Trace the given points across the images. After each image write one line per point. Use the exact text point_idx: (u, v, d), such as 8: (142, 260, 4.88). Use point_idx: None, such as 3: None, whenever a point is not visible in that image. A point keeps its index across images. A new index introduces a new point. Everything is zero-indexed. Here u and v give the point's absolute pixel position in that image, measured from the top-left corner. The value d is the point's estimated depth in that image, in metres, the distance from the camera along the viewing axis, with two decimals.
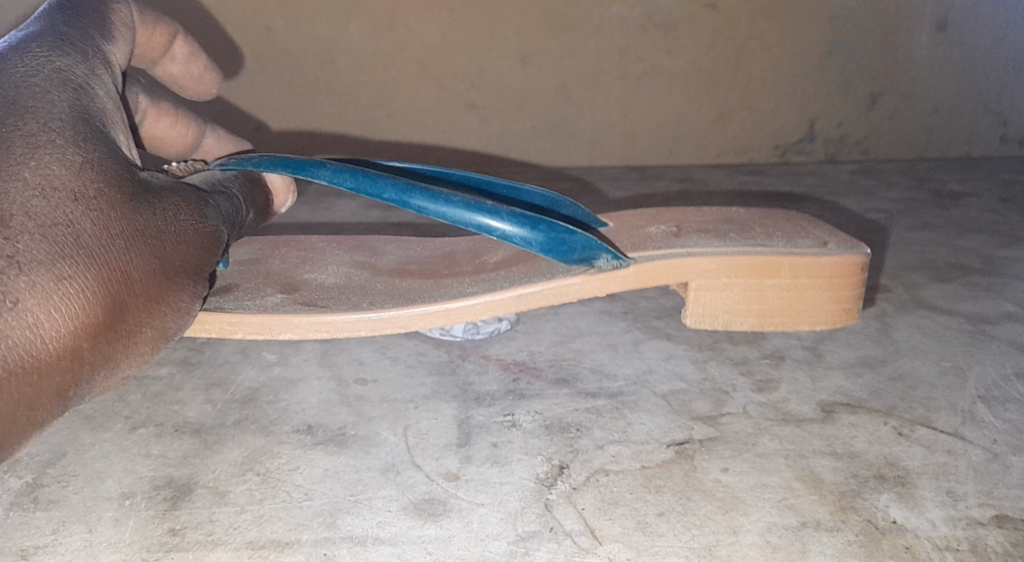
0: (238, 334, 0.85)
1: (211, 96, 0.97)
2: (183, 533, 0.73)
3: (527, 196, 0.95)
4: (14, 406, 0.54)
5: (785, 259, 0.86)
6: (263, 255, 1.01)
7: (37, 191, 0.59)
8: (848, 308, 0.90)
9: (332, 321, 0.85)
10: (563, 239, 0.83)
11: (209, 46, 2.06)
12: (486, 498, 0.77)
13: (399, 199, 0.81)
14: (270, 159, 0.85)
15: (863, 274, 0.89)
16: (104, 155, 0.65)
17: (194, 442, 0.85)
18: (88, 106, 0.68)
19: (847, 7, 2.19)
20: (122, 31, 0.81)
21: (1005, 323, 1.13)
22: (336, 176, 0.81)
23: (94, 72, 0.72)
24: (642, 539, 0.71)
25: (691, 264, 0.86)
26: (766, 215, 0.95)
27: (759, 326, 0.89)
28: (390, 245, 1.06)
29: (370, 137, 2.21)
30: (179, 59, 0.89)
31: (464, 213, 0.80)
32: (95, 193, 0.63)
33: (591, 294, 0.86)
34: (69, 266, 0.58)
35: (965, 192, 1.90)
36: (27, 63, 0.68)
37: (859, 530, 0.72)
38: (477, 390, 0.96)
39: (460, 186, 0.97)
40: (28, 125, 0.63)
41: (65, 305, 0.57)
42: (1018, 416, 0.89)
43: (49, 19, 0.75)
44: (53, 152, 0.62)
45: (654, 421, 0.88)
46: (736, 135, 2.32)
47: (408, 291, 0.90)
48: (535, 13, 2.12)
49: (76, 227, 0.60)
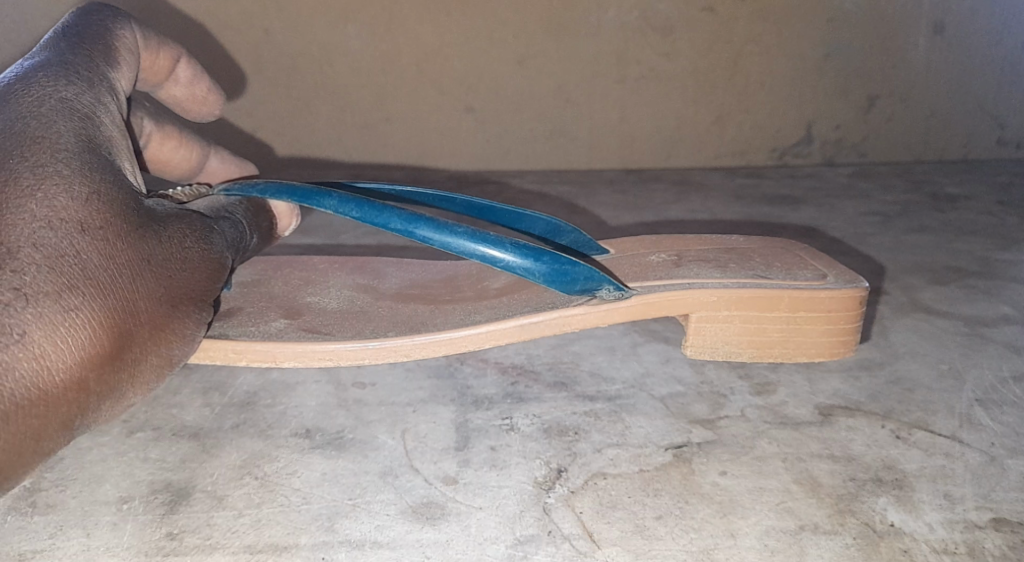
0: (242, 361, 0.84)
1: (213, 117, 0.97)
2: (181, 537, 0.73)
3: (530, 222, 1.00)
4: (22, 436, 0.58)
5: (785, 293, 0.89)
6: (266, 276, 1.02)
7: (45, 224, 0.63)
8: (846, 340, 0.93)
9: (335, 349, 0.85)
10: (565, 270, 0.85)
11: (206, 49, 2.07)
12: (483, 502, 0.77)
13: (405, 229, 0.82)
14: (276, 186, 0.87)
15: (862, 307, 0.92)
16: (110, 185, 0.69)
17: (192, 446, 0.85)
18: (94, 136, 0.72)
19: (845, 9, 2.20)
20: (127, 58, 0.82)
21: (1002, 325, 1.13)
22: (342, 206, 0.84)
23: (99, 100, 0.75)
24: (640, 543, 0.71)
25: (692, 296, 0.90)
26: (763, 247, 1.02)
27: (758, 356, 0.93)
28: (392, 266, 1.07)
29: (369, 142, 2.22)
30: (182, 81, 0.90)
31: (468, 244, 0.83)
32: (102, 223, 0.67)
33: (593, 325, 0.89)
34: (76, 299, 0.62)
35: (963, 195, 1.91)
36: (34, 95, 0.71)
37: (857, 533, 0.72)
38: (476, 393, 0.96)
39: (462, 211, 1.00)
40: (36, 156, 0.66)
41: (72, 336, 0.61)
42: (1016, 419, 0.90)
43: (54, 47, 0.77)
44: (61, 184, 0.65)
45: (652, 425, 0.88)
46: (733, 139, 2.33)
47: (411, 317, 0.91)
48: (533, 16, 2.12)
49: (83, 259, 0.64)
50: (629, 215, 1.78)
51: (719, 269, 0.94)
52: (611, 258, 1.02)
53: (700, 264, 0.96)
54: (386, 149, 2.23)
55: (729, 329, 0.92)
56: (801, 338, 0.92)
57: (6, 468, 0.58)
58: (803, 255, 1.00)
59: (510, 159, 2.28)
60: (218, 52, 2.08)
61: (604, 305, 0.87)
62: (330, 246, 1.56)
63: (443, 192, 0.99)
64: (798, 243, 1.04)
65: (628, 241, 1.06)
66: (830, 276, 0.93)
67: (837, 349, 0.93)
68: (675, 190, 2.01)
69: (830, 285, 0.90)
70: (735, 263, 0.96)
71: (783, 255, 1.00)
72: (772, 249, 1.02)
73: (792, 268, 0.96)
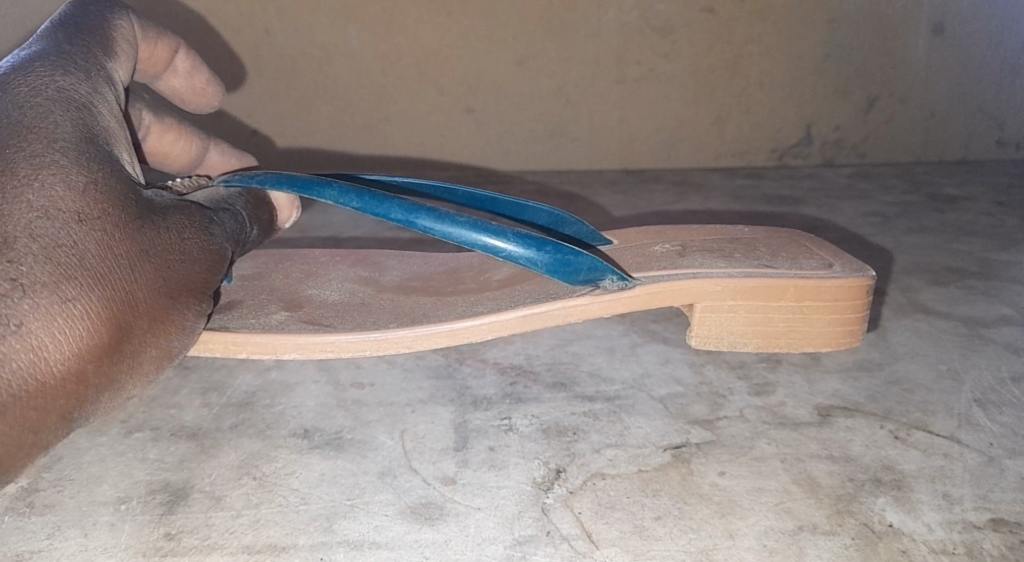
0: (243, 354, 0.84)
1: (213, 110, 0.97)
2: (179, 537, 0.73)
3: (532, 213, 1.00)
4: (20, 428, 0.58)
5: (791, 283, 0.89)
6: (267, 269, 1.02)
7: (42, 214, 0.63)
8: (852, 329, 0.93)
9: (336, 341, 0.85)
10: (568, 260, 0.86)
11: (206, 49, 2.07)
12: (482, 503, 0.77)
13: (405, 219, 0.82)
14: (275, 177, 0.87)
15: (867, 297, 0.92)
16: (108, 176, 0.69)
17: (191, 446, 0.85)
18: (92, 126, 0.72)
19: (845, 10, 2.20)
20: (125, 49, 0.82)
21: (1001, 326, 1.13)
22: (343, 196, 0.84)
23: (97, 90, 0.75)
24: (639, 543, 0.71)
25: (698, 286, 0.89)
26: (770, 237, 1.02)
27: (764, 347, 0.92)
28: (393, 261, 1.07)
29: (369, 141, 2.22)
30: (181, 72, 0.90)
31: (470, 234, 0.82)
32: (99, 213, 0.67)
33: (595, 315, 0.88)
34: (73, 289, 0.62)
35: (962, 196, 1.91)
36: (31, 85, 0.71)
37: (856, 533, 0.72)
38: (475, 393, 0.96)
39: (464, 204, 1.00)
40: (33, 146, 0.66)
41: (69, 327, 0.61)
42: (1014, 419, 0.89)
43: (52, 38, 0.77)
44: (57, 173, 0.65)
45: (651, 425, 0.88)
46: (733, 139, 2.33)
47: (413, 309, 0.91)
48: (533, 16, 2.12)
49: (81, 249, 0.64)
50: (629, 214, 1.78)
51: (724, 259, 0.94)
52: (615, 248, 1.02)
53: (705, 254, 0.96)
54: (385, 149, 2.23)
55: (735, 320, 0.91)
56: (807, 328, 0.92)
57: (5, 461, 0.58)
58: (809, 245, 1.00)
59: (510, 158, 2.28)
60: (219, 50, 2.08)
61: (607, 295, 0.87)
62: (331, 243, 1.56)
63: (445, 184, 0.99)
64: (805, 234, 1.03)
65: (632, 232, 1.06)
66: (836, 266, 0.93)
67: (843, 339, 0.93)
68: (675, 191, 2.01)
69: (835, 274, 0.90)
70: (740, 253, 0.96)
71: (789, 244, 1.00)
72: (778, 239, 1.02)
73: (798, 257, 0.96)
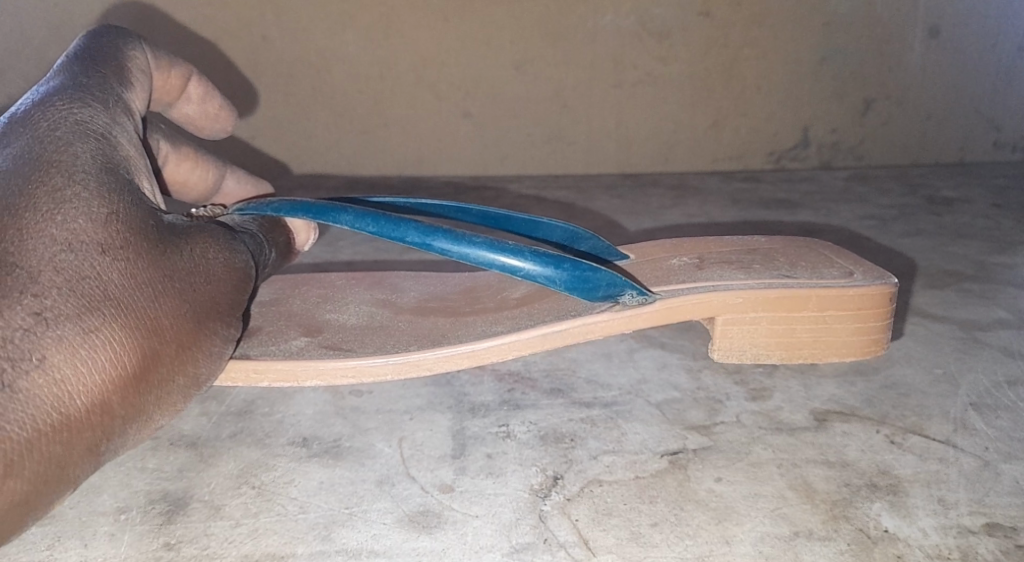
0: (264, 381, 0.85)
1: (227, 134, 0.97)
2: (178, 547, 0.73)
3: (547, 229, 1.00)
4: (46, 464, 0.59)
5: (813, 293, 0.90)
6: (283, 294, 1.03)
7: (65, 246, 0.64)
8: (876, 338, 0.93)
9: (357, 366, 0.85)
10: (586, 276, 0.86)
11: (204, 57, 2.07)
12: (479, 510, 0.77)
13: (422, 242, 0.83)
14: (290, 204, 0.88)
15: (889, 305, 0.92)
16: (128, 205, 0.70)
17: (189, 454, 0.86)
18: (111, 156, 0.72)
19: (840, 14, 2.20)
20: (140, 77, 0.83)
21: (996, 329, 1.14)
22: (359, 221, 0.84)
23: (116, 120, 0.76)
24: (635, 550, 0.72)
25: (718, 301, 0.90)
26: (787, 247, 1.03)
27: (787, 358, 0.93)
28: (409, 281, 1.07)
29: (369, 147, 2.22)
30: (194, 99, 0.90)
31: (487, 254, 0.83)
32: (122, 243, 0.67)
33: (616, 331, 0.89)
34: (96, 319, 0.63)
35: (959, 198, 1.92)
36: (51, 119, 0.71)
37: (851, 538, 0.73)
38: (472, 400, 0.96)
39: (477, 221, 1.01)
40: (55, 179, 0.67)
41: (93, 358, 0.62)
42: (1010, 424, 0.90)
43: (69, 70, 0.78)
44: (80, 205, 0.66)
45: (648, 431, 0.89)
46: (732, 143, 2.33)
47: (433, 331, 0.92)
48: (530, 21, 2.13)
49: (104, 280, 0.65)
50: (628, 219, 1.79)
51: (743, 271, 0.95)
52: (633, 263, 1.02)
53: (724, 266, 0.97)
54: (386, 155, 2.23)
55: (758, 330, 0.92)
56: (832, 338, 0.92)
57: (32, 497, 0.58)
58: (828, 254, 1.00)
59: (507, 164, 2.29)
60: (218, 57, 2.08)
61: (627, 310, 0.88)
62: (332, 257, 1.56)
63: (457, 203, 1.00)
64: (819, 243, 1.04)
65: (650, 248, 1.07)
66: (857, 274, 0.93)
67: (867, 347, 0.93)
68: (673, 195, 2.01)
69: (858, 282, 0.91)
70: (759, 264, 0.97)
71: (806, 254, 1.01)
72: (794, 250, 1.03)
73: (819, 265, 0.97)
